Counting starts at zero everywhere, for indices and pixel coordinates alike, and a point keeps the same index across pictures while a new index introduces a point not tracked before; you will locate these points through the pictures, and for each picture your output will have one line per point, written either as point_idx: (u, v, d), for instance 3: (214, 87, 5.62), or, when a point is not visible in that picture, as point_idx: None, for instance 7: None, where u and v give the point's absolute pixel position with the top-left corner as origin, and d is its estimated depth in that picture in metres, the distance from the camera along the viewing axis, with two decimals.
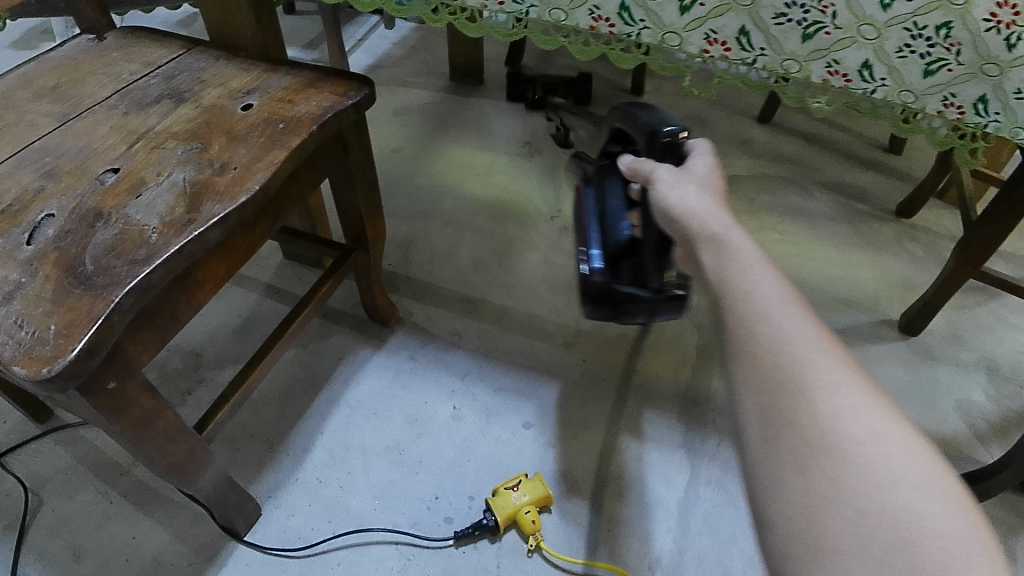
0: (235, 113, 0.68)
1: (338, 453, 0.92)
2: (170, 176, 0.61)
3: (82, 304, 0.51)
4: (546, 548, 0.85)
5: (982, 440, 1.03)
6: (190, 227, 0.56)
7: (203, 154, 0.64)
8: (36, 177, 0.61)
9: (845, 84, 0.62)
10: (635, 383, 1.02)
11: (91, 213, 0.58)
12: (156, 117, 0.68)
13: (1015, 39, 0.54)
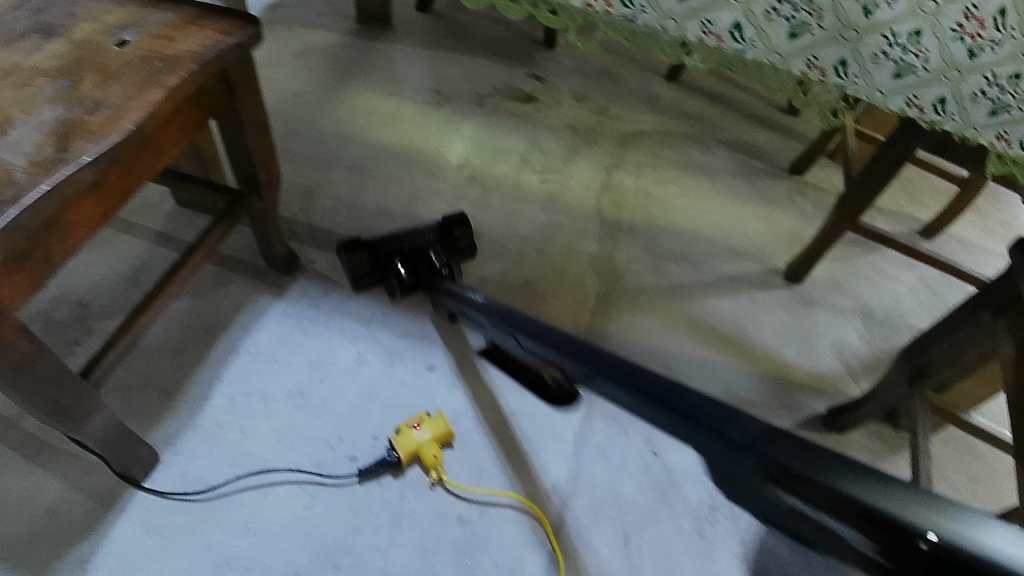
0: (109, 50, 0.66)
1: (239, 399, 0.93)
2: (39, 114, 0.59)
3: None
4: (449, 481, 0.90)
5: (853, 375, 1.13)
6: (62, 168, 0.55)
7: (72, 95, 0.61)
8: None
9: (718, 44, 0.67)
10: (536, 327, 1.07)
11: None
12: (22, 52, 0.64)
13: (871, 6, 0.60)
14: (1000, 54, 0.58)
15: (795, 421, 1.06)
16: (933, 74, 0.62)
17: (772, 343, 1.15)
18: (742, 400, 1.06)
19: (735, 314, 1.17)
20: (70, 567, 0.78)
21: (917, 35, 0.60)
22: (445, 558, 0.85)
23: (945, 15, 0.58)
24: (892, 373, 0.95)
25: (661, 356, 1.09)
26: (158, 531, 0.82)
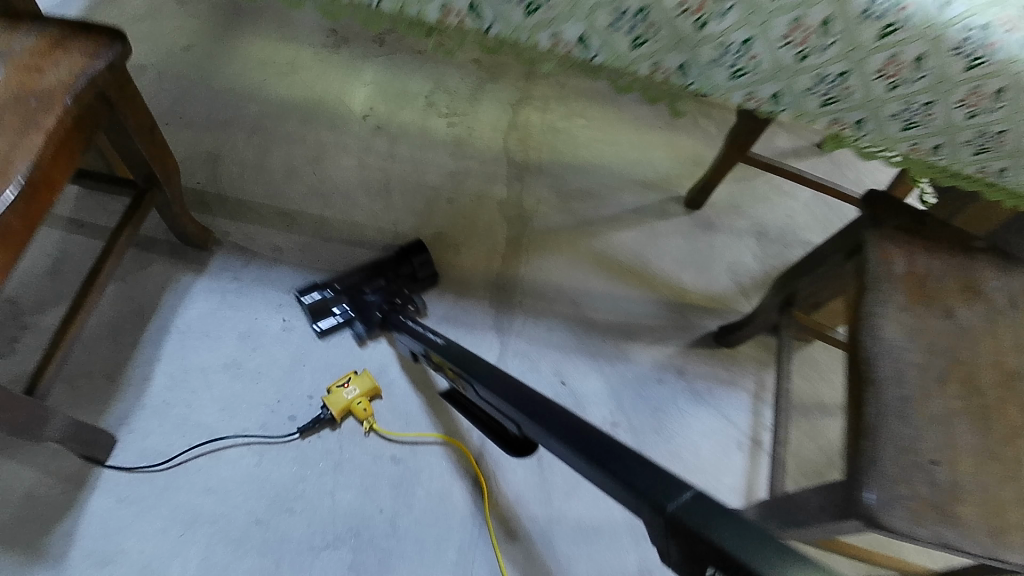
0: None
1: (179, 375, 1.01)
2: None
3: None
4: (379, 430, 1.03)
5: (745, 293, 1.28)
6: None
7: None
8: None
9: (568, 52, 0.68)
10: (449, 277, 1.16)
11: None
12: None
13: (703, 20, 0.63)
14: (830, 54, 0.65)
15: (689, 341, 1.21)
16: (766, 74, 0.68)
17: (671, 270, 1.27)
18: (644, 327, 1.20)
19: (637, 248, 1.28)
20: (57, 539, 0.89)
21: (748, 42, 0.65)
22: (385, 492, 0.99)
23: (772, 26, 0.63)
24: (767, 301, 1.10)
25: (569, 294, 1.20)
26: (129, 501, 0.93)
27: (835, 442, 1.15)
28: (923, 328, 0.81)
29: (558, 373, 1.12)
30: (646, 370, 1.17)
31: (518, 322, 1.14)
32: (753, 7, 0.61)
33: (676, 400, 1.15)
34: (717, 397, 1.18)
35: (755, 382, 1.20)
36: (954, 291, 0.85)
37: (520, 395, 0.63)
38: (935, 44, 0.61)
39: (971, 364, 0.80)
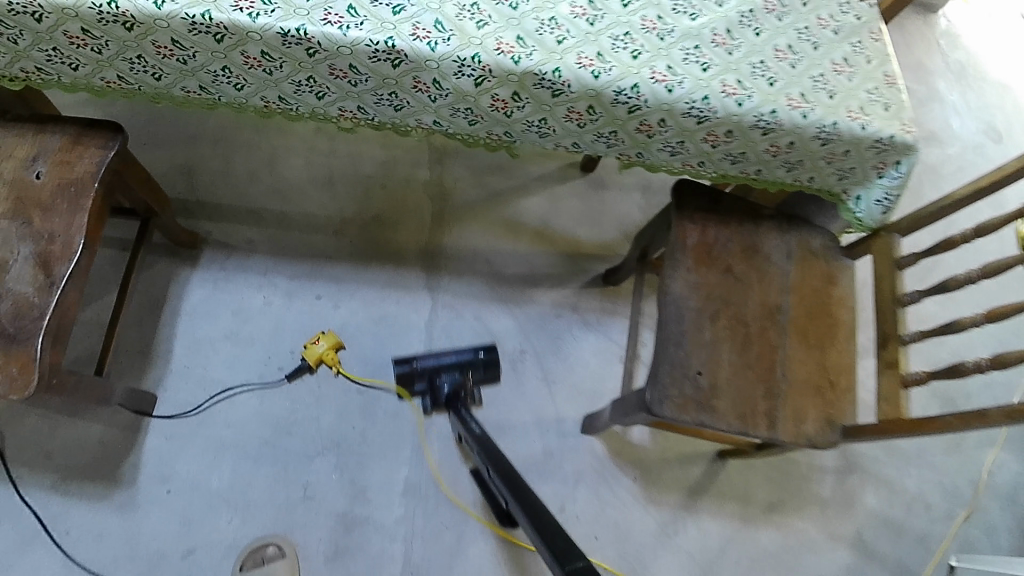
0: (32, 183, 0.98)
1: (192, 346, 1.33)
2: (19, 252, 0.94)
3: (22, 357, 0.89)
4: (344, 372, 1.35)
5: (625, 239, 1.61)
6: (56, 287, 0.93)
7: (32, 228, 0.95)
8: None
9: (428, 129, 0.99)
10: (389, 250, 1.48)
11: None
12: None
13: (509, 112, 0.94)
14: (602, 122, 0.95)
15: (581, 283, 1.55)
16: (565, 134, 0.99)
17: (567, 226, 1.60)
18: (544, 275, 1.53)
19: (540, 210, 1.60)
20: (130, 469, 1.23)
21: (544, 120, 0.96)
22: (357, 414, 1.33)
23: (557, 111, 0.93)
24: (631, 252, 1.42)
25: (483, 255, 1.52)
26: (175, 438, 1.26)
27: None
28: (705, 283, 1.14)
29: (481, 314, 1.46)
30: (545, 309, 1.50)
31: (446, 281, 1.48)
32: (542, 102, 0.91)
33: (571, 329, 1.50)
34: (604, 323, 1.52)
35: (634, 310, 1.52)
36: (737, 253, 1.18)
37: (512, 486, 0.93)
38: (670, 113, 0.93)
39: (740, 305, 1.14)
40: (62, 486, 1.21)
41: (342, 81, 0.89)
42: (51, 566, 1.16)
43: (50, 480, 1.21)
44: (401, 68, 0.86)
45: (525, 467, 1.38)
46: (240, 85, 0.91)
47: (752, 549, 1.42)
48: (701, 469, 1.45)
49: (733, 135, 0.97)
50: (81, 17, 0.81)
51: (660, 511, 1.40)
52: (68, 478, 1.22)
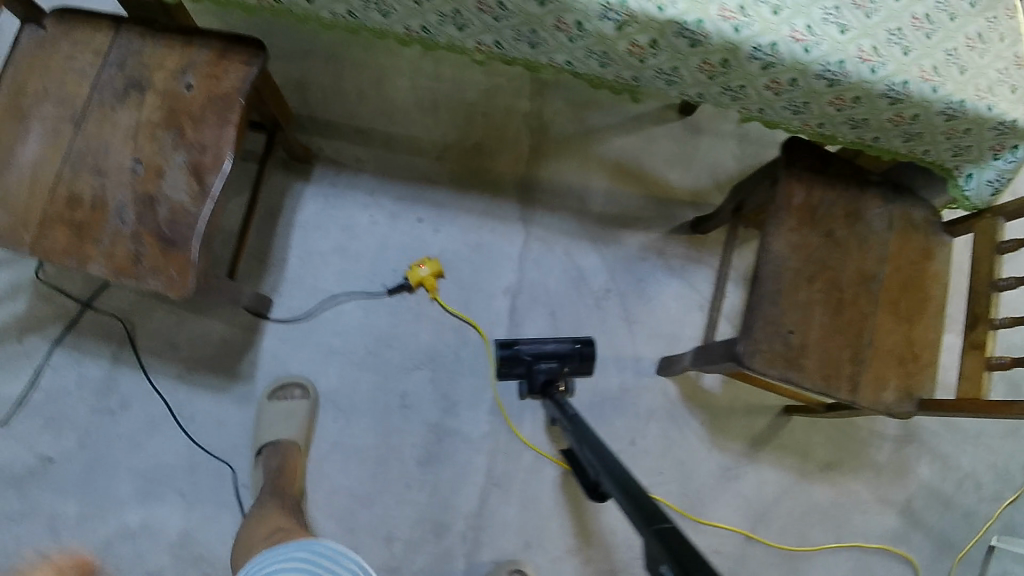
0: (184, 95, 1.05)
1: (305, 256, 1.44)
2: (174, 161, 1.03)
3: (179, 259, 0.99)
4: (439, 298, 1.46)
5: (719, 188, 1.59)
6: (207, 198, 1.01)
7: (184, 141, 1.04)
8: (93, 177, 1.02)
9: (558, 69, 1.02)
10: (488, 180, 1.53)
11: (143, 197, 1.01)
12: (136, 109, 1.05)
13: (642, 57, 0.95)
14: (732, 75, 0.96)
15: (670, 227, 1.56)
16: (692, 86, 1.00)
17: (660, 169, 1.59)
18: (633, 217, 1.55)
19: (634, 151, 1.59)
20: (248, 364, 1.39)
21: (675, 69, 0.96)
22: (449, 334, 1.45)
23: (690, 61, 0.94)
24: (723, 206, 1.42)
25: (576, 192, 1.55)
26: (288, 340, 1.41)
27: None
28: (804, 244, 1.16)
29: (569, 253, 1.52)
30: (633, 252, 1.54)
31: (540, 216, 1.52)
32: (676, 51, 0.93)
33: (655, 273, 1.53)
34: (688, 271, 1.54)
35: (720, 260, 1.55)
36: (840, 217, 1.18)
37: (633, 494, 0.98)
38: (802, 73, 0.93)
39: (836, 270, 1.16)
40: (189, 374, 1.38)
41: (485, 16, 0.92)
42: (177, 447, 1.35)
43: (179, 368, 1.38)
44: (548, 7, 0.88)
45: (600, 401, 1.47)
46: (386, 12, 0.95)
47: (805, 503, 1.49)
48: (767, 422, 1.51)
49: (859, 101, 0.98)
50: None
51: (723, 455, 1.48)
52: (194, 367, 1.38)
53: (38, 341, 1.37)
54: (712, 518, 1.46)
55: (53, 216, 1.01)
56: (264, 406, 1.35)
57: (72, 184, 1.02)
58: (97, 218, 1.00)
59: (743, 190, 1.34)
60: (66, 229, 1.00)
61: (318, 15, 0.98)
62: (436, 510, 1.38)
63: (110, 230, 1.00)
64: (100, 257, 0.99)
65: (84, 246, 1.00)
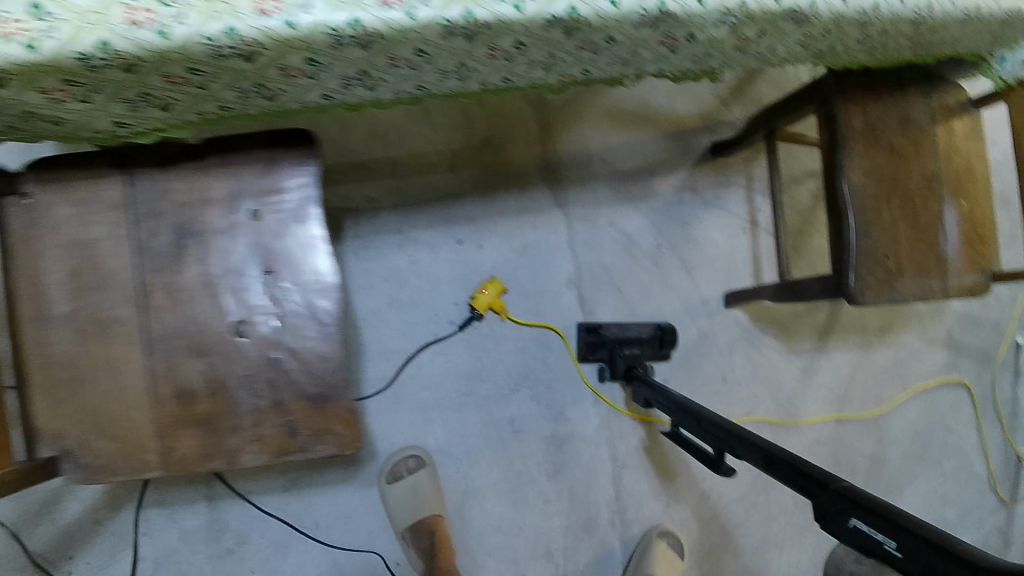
0: (252, 227, 0.92)
1: (360, 321, 1.34)
2: (281, 307, 0.93)
3: (337, 413, 0.94)
4: (511, 316, 1.38)
5: (726, 103, 1.56)
6: (336, 334, 0.94)
7: (273, 280, 0.93)
8: (196, 359, 0.91)
9: (642, 74, 0.94)
10: (509, 173, 1.42)
11: (265, 359, 0.92)
12: (205, 263, 0.92)
13: (742, 46, 0.88)
14: (824, 37, 0.92)
15: (693, 160, 1.54)
16: (777, 54, 0.96)
17: (667, 102, 1.52)
18: (657, 163, 1.51)
19: (637, 91, 1.51)
20: (349, 451, 1.31)
21: (770, 46, 0.91)
22: (533, 345, 1.39)
23: (787, 37, 0.89)
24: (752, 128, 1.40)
25: (597, 155, 1.48)
26: (378, 413, 1.32)
27: (810, 201, 1.59)
28: (874, 166, 1.18)
29: (612, 220, 1.47)
30: (669, 198, 1.51)
31: (572, 193, 1.45)
32: (778, 32, 0.87)
33: (695, 211, 1.53)
34: (723, 199, 1.54)
35: (747, 176, 1.56)
36: (895, 126, 1.21)
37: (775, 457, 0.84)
38: (896, 20, 0.91)
39: (904, 180, 1.21)
40: (293, 485, 1.29)
41: (584, 51, 0.81)
42: (314, 557, 1.29)
43: (281, 482, 1.29)
44: (660, 27, 0.78)
45: (686, 352, 1.50)
46: (466, 75, 0.82)
47: (872, 368, 1.65)
48: (825, 312, 1.61)
49: (937, 27, 0.98)
50: (310, 44, 0.68)
51: (799, 356, 1.58)
52: (296, 475, 1.29)
53: (119, 511, 1.24)
54: (807, 416, 1.59)
55: (172, 420, 0.91)
56: (387, 489, 1.26)
57: (172, 377, 0.91)
58: (222, 402, 0.92)
59: (779, 114, 1.32)
60: (190, 423, 0.91)
61: (380, 97, 0.85)
62: (581, 511, 1.39)
63: (245, 411, 0.92)
64: (247, 441, 0.92)
65: (226, 439, 0.91)
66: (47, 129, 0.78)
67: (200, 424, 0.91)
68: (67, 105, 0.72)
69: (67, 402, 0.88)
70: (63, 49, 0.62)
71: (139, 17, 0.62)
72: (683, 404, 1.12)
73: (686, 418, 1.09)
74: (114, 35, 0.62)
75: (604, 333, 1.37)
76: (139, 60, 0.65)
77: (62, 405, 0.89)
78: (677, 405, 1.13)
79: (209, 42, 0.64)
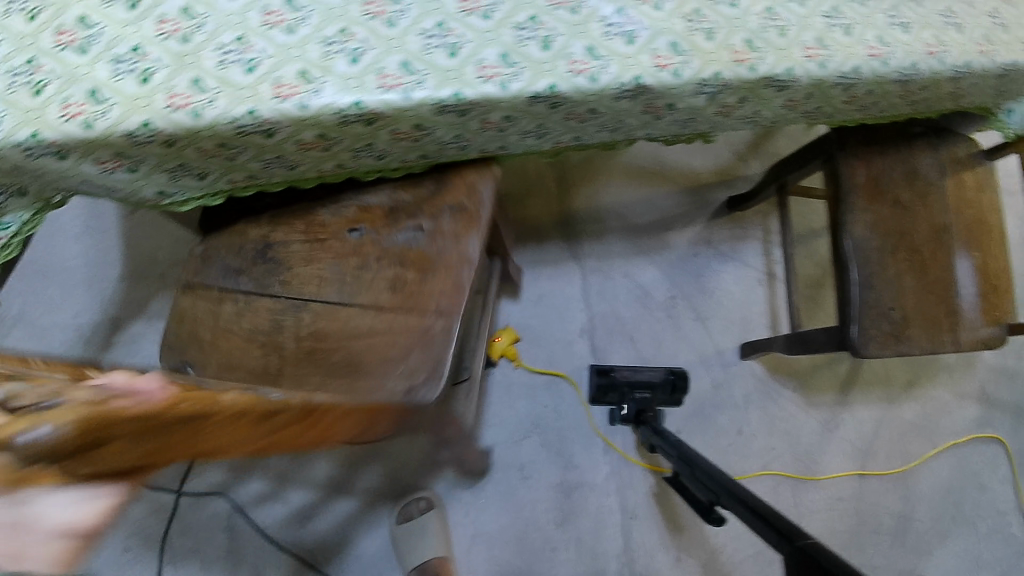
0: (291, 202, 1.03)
1: None
2: (354, 200, 1.01)
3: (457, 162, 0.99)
4: (524, 363, 1.44)
5: (743, 159, 1.58)
6: None
7: (338, 201, 1.02)
8: (362, 270, 0.97)
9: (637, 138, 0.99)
10: (524, 227, 1.49)
11: (384, 219, 0.99)
12: (291, 240, 1.01)
13: (728, 111, 0.93)
14: (812, 100, 0.96)
15: (710, 216, 1.55)
16: (767, 117, 1.00)
17: (683, 160, 1.56)
18: (672, 217, 1.54)
19: (652, 150, 1.56)
20: (363, 489, 1.37)
21: (756, 110, 0.96)
22: (543, 393, 1.43)
23: (773, 101, 0.94)
24: (764, 184, 1.41)
25: (613, 211, 1.52)
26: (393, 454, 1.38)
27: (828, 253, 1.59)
28: (880, 219, 1.19)
29: (626, 271, 1.49)
30: (684, 249, 1.53)
31: (586, 245, 1.49)
32: (762, 97, 0.92)
33: (710, 262, 1.54)
34: (739, 251, 1.56)
35: (764, 229, 1.57)
36: (902, 181, 1.22)
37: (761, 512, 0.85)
38: (881, 82, 0.94)
39: (912, 232, 1.21)
40: (309, 520, 1.34)
41: (573, 121, 0.87)
42: None
43: (298, 517, 1.34)
44: (640, 99, 0.84)
45: (700, 403, 1.50)
46: (465, 145, 0.89)
47: (899, 424, 1.61)
48: (847, 366, 1.59)
49: (924, 88, 1.01)
50: (320, 124, 0.77)
51: (820, 411, 1.56)
52: (313, 511, 1.35)
53: (148, 538, 1.31)
54: (827, 471, 1.55)
55: (398, 304, 0.94)
56: (395, 529, 1.30)
57: (369, 288, 0.96)
58: (416, 267, 0.95)
59: (788, 168, 1.34)
60: (397, 295, 0.95)
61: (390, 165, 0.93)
62: (589, 560, 1.38)
63: (423, 238, 0.95)
64: (454, 246, 0.94)
65: (443, 258, 0.93)
66: (102, 195, 0.89)
67: (416, 310, 0.93)
68: (115, 176, 0.83)
69: (336, 383, 0.92)
70: (114, 127, 0.73)
71: (179, 102, 0.74)
72: (686, 454, 1.12)
73: (688, 470, 1.09)
74: (157, 115, 0.73)
75: (613, 376, 1.34)
76: (177, 138, 0.76)
77: (357, 381, 0.92)
78: (680, 454, 1.13)
79: (235, 122, 0.75)
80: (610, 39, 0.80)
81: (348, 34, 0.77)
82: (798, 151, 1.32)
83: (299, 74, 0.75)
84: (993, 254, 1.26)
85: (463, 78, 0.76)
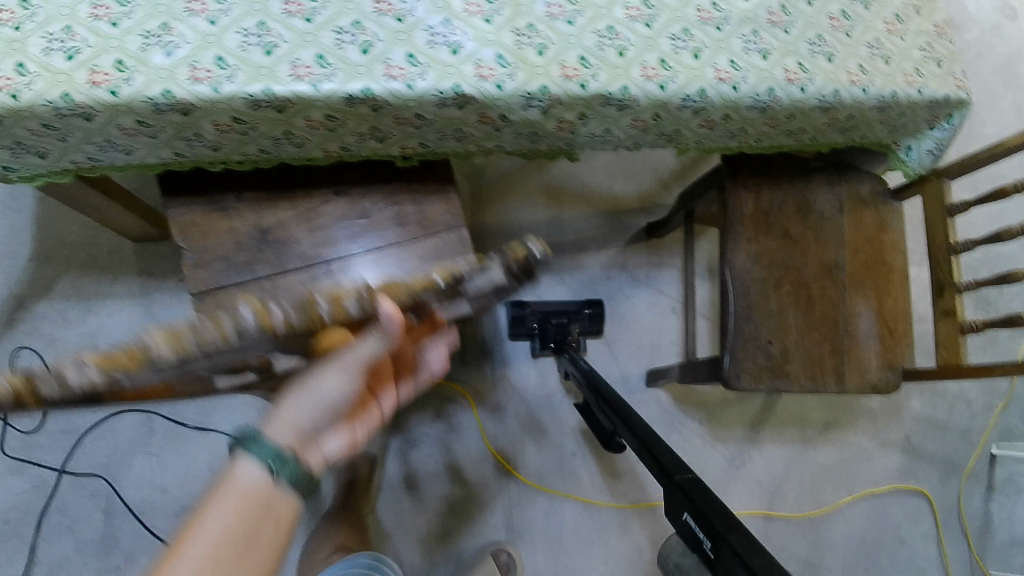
0: None
1: None
2: None
3: None
4: None
5: (665, 186, 1.57)
6: None
7: None
8: None
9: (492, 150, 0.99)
10: None
11: None
12: None
13: (573, 128, 0.93)
14: (665, 124, 0.95)
15: (626, 240, 1.54)
16: (624, 138, 0.99)
17: (603, 182, 1.55)
18: (587, 240, 1.53)
19: (573, 169, 1.54)
20: None
21: (606, 130, 0.95)
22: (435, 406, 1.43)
23: (620, 121, 0.92)
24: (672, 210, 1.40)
25: (527, 230, 1.51)
26: None
27: None
28: (763, 252, 1.18)
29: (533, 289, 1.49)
30: (596, 273, 1.52)
31: None
32: (606, 116, 0.90)
33: (622, 287, 1.53)
34: (654, 277, 1.54)
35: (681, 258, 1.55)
36: (792, 214, 1.19)
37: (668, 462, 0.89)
38: (734, 108, 0.92)
39: (799, 268, 1.18)
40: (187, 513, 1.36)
41: (406, 126, 0.88)
42: None
43: (176, 509, 1.36)
44: (467, 108, 0.84)
45: None
46: (301, 143, 0.90)
47: (812, 466, 1.56)
48: (760, 403, 1.55)
49: (793, 117, 0.97)
50: (135, 111, 0.79)
51: (727, 445, 1.53)
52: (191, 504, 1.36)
53: (24, 518, 1.33)
54: (730, 508, 1.51)
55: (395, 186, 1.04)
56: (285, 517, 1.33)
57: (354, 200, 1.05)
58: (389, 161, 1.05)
59: (692, 195, 1.32)
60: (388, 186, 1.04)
61: (231, 159, 0.93)
62: None
63: None
64: None
65: None
66: None
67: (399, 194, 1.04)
68: None
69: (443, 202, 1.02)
70: None
71: None
72: (603, 389, 1.13)
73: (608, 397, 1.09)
74: None
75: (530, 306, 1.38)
76: None
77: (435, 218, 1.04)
78: (598, 387, 1.13)
79: (50, 104, 0.76)
80: (434, 48, 0.82)
81: (168, 28, 0.79)
82: (700, 180, 1.30)
83: (115, 63, 0.77)
84: (891, 296, 1.21)
85: (274, 75, 0.79)
